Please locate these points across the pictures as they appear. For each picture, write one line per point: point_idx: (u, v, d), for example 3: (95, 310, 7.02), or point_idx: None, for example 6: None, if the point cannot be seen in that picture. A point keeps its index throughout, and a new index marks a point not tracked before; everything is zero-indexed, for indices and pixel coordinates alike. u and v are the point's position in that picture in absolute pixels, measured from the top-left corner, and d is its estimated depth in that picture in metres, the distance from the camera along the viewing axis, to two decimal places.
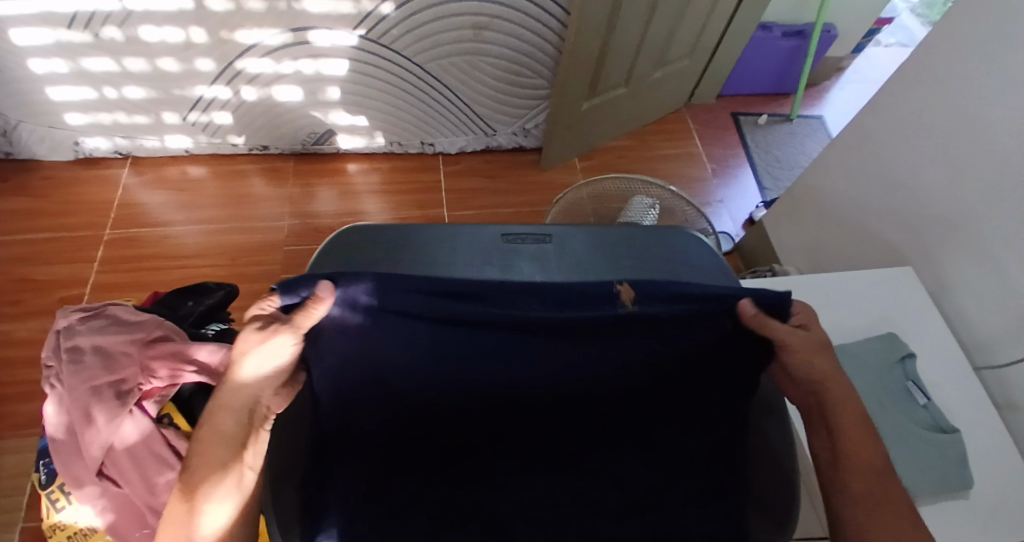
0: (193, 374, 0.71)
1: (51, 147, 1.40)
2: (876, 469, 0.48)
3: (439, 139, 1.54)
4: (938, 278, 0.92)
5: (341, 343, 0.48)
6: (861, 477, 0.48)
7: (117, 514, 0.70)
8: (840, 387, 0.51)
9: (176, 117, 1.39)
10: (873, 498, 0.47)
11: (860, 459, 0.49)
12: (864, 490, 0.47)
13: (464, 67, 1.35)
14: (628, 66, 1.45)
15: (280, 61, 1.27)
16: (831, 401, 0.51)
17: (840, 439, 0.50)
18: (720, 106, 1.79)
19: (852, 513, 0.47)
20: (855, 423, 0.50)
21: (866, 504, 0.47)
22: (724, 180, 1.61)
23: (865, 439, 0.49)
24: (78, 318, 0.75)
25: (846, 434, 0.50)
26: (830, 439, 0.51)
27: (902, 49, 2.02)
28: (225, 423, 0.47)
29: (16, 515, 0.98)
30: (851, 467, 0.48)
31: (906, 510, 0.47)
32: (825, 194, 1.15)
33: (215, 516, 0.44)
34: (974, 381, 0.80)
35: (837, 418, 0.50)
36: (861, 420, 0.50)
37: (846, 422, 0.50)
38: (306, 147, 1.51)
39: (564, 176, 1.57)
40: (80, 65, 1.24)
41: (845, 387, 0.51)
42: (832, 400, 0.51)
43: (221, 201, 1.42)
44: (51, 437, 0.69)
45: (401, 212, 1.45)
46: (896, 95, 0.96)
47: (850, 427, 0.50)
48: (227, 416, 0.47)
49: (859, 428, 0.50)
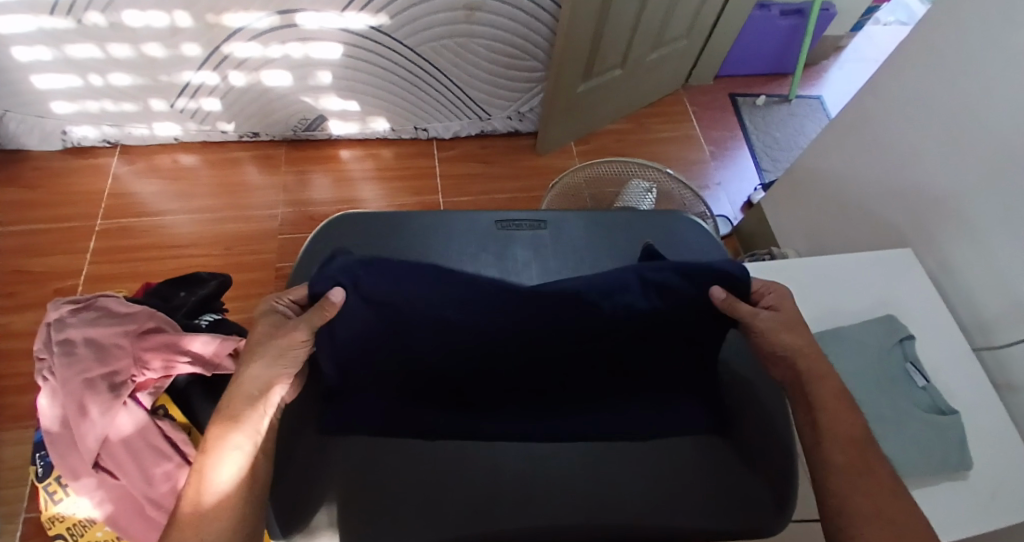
0: (187, 365, 0.70)
1: (39, 137, 1.38)
2: (855, 439, 0.51)
3: (433, 125, 1.51)
4: (937, 258, 0.91)
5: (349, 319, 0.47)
6: (842, 446, 0.50)
7: (115, 506, 0.70)
8: (815, 362, 0.54)
9: (165, 104, 1.36)
10: (855, 467, 0.49)
11: (839, 428, 0.51)
12: (846, 457, 0.49)
13: (457, 50, 1.33)
14: (625, 47, 1.43)
15: (269, 45, 1.24)
16: (809, 376, 0.54)
17: (820, 412, 0.52)
18: (718, 87, 1.77)
19: (839, 486, 0.49)
20: (832, 395, 0.52)
21: (850, 474, 0.49)
22: (722, 163, 1.59)
23: (845, 412, 0.52)
24: (69, 310, 0.74)
25: (828, 404, 0.52)
26: (812, 414, 0.53)
27: (902, 26, 1.99)
28: (239, 408, 0.48)
29: (17, 506, 0.98)
30: (837, 438, 0.51)
31: (888, 476, 0.49)
32: (823, 176, 1.13)
33: (228, 464, 0.45)
34: (972, 361, 0.80)
35: (816, 391, 0.53)
36: (839, 395, 0.52)
37: (826, 395, 0.52)
38: (298, 133, 1.48)
39: (560, 160, 1.55)
40: (66, 53, 1.22)
41: (821, 361, 0.54)
42: (810, 374, 0.53)
43: (214, 190, 1.40)
44: (46, 430, 0.69)
45: (396, 199, 1.44)
46: (897, 74, 0.95)
47: (829, 398, 0.52)
48: (240, 403, 0.48)
49: (838, 398, 0.52)
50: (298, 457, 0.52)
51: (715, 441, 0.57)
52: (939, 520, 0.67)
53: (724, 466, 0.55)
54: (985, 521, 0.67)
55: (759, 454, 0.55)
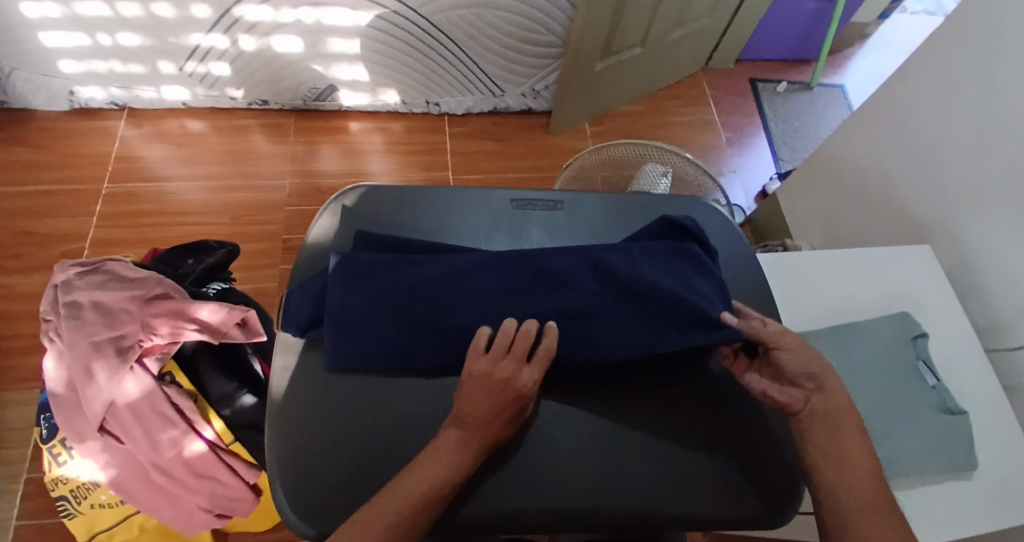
0: (195, 333, 0.69)
1: (45, 97, 1.36)
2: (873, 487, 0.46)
3: (446, 99, 1.49)
4: (958, 257, 0.89)
5: (359, 314, 0.54)
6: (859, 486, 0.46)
7: (120, 471, 0.70)
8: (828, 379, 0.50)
9: (173, 67, 1.33)
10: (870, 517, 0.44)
11: (851, 466, 0.47)
12: (860, 501, 0.45)
13: (473, 22, 1.29)
14: (645, 25, 1.39)
15: (280, 9, 1.21)
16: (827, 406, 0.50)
17: (836, 446, 0.48)
18: (738, 71, 1.73)
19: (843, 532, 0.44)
20: (853, 432, 0.49)
21: (867, 517, 0.44)
22: (739, 150, 1.56)
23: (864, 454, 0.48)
24: (76, 272, 0.72)
25: (845, 439, 0.48)
26: (831, 445, 0.48)
27: (930, 16, 1.93)
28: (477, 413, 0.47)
29: (22, 467, 0.99)
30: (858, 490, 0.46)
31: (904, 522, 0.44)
32: (843, 167, 1.11)
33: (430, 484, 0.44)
34: (984, 362, 0.79)
35: (840, 424, 0.49)
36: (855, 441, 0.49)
37: (839, 425, 0.49)
38: (307, 103, 1.46)
39: (573, 141, 1.52)
40: (74, 10, 1.19)
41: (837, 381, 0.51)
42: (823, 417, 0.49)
43: (221, 157, 1.38)
44: (52, 391, 0.68)
45: (406, 174, 1.42)
46: (926, 63, 0.92)
47: (851, 440, 0.48)
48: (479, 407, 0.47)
49: (856, 440, 0.48)
50: (296, 447, 0.51)
51: (728, 427, 0.55)
52: (942, 518, 0.67)
53: (737, 452, 0.54)
54: (987, 521, 0.67)
55: (764, 453, 0.54)
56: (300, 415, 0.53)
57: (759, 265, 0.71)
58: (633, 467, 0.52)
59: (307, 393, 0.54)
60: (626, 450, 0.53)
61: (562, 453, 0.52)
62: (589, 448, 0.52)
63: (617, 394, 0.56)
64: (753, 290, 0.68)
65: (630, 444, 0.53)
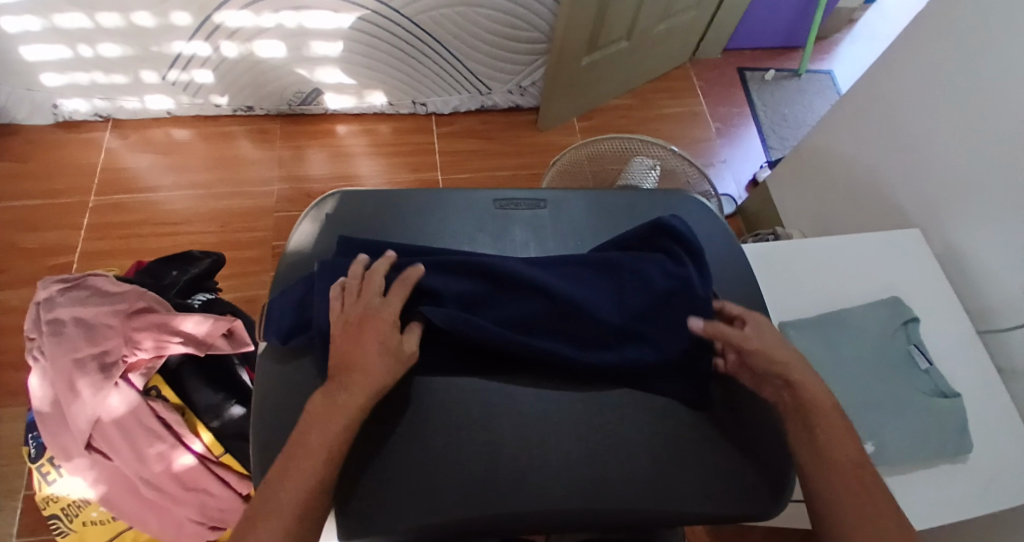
0: (180, 345, 0.69)
1: (28, 110, 1.35)
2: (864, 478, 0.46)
3: (432, 99, 1.48)
4: (946, 241, 0.89)
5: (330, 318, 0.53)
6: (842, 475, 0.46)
7: (109, 487, 0.70)
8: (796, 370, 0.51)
9: (156, 76, 1.32)
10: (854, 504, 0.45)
11: (836, 454, 0.47)
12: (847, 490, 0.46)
13: (456, 20, 1.28)
14: (630, 18, 1.38)
15: (261, 14, 1.20)
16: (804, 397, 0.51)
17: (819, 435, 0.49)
18: (725, 61, 1.72)
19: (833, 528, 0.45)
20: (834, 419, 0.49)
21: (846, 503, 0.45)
22: (728, 140, 1.56)
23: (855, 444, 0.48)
24: (59, 290, 0.71)
25: (826, 429, 0.49)
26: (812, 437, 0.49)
27: None
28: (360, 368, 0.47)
29: (15, 483, 0.99)
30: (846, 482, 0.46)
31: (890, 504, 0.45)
32: (831, 155, 1.11)
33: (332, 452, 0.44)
34: (975, 347, 0.78)
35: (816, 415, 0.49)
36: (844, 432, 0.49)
37: (824, 414, 0.49)
38: (293, 108, 1.45)
39: (562, 136, 1.52)
40: (53, 22, 1.18)
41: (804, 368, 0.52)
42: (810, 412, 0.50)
43: (208, 165, 1.38)
44: (38, 410, 0.68)
45: (394, 175, 1.41)
46: (912, 47, 0.91)
47: (832, 427, 0.49)
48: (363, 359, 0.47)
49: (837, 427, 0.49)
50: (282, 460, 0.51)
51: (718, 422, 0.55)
52: (936, 505, 0.66)
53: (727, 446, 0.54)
54: (980, 506, 0.67)
55: (746, 446, 0.54)
56: (281, 423, 0.53)
57: (744, 258, 0.71)
58: (623, 465, 0.52)
59: (290, 401, 0.54)
60: (614, 447, 0.53)
61: (550, 453, 0.52)
62: (572, 447, 0.52)
63: (598, 392, 0.56)
64: (738, 282, 0.68)
65: (613, 440, 0.53)
